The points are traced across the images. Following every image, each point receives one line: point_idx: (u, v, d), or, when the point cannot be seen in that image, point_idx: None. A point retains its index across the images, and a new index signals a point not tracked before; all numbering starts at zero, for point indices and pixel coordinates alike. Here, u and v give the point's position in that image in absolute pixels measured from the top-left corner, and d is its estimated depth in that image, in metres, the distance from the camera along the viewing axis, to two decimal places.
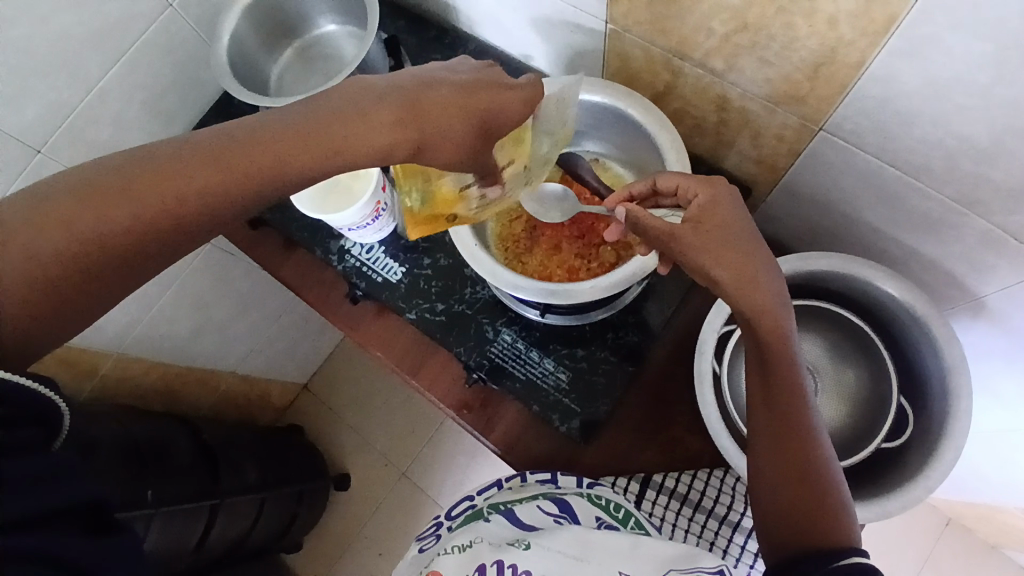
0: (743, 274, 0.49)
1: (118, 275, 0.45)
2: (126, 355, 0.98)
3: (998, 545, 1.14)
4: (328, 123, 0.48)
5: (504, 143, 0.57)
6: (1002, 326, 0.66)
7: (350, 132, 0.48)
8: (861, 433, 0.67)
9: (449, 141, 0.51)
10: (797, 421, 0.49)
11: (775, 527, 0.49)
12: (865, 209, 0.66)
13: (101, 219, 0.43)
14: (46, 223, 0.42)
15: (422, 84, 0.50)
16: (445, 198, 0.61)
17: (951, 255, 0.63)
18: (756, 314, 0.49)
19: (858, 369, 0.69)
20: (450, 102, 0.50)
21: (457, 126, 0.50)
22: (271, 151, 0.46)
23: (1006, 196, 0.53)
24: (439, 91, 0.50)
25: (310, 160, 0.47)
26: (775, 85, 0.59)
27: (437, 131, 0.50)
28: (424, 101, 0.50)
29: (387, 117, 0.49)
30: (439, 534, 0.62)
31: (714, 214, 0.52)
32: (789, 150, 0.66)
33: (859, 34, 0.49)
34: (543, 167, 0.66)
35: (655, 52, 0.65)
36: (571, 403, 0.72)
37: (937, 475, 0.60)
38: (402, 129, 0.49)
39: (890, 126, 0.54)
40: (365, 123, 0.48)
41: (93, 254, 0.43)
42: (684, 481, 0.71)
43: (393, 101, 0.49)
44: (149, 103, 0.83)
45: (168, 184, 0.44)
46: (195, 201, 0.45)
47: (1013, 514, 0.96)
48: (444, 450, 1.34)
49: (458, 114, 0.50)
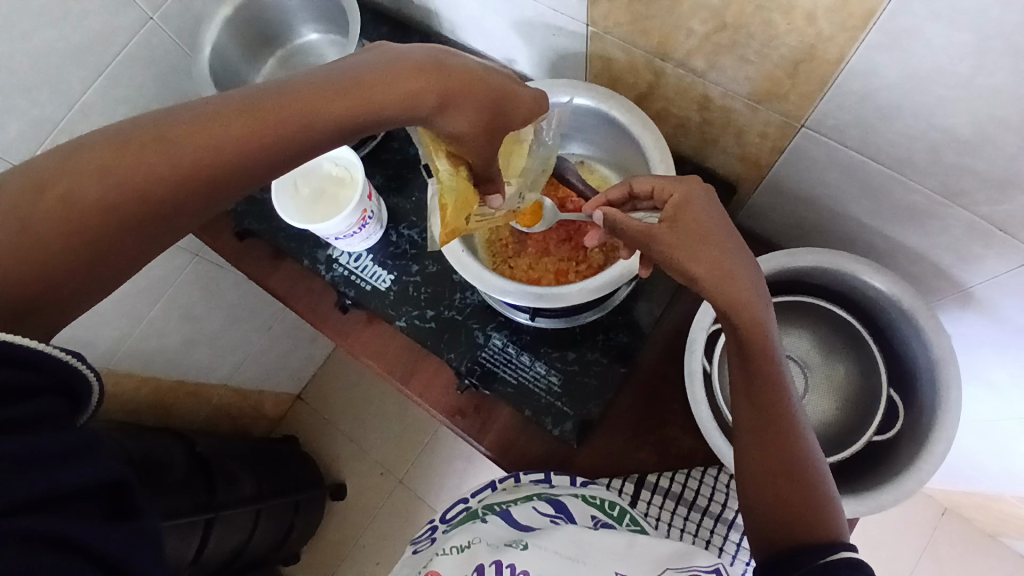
0: (721, 269, 0.49)
1: (125, 240, 0.44)
2: (118, 370, 0.97)
3: (996, 534, 1.14)
4: (343, 90, 0.47)
5: (502, 146, 0.58)
6: (992, 316, 0.65)
7: (364, 98, 0.47)
8: (853, 428, 0.67)
9: (468, 112, 0.50)
10: (780, 418, 0.49)
11: (765, 525, 0.49)
12: (849, 203, 0.66)
13: (103, 182, 0.42)
14: (56, 177, 0.42)
15: (440, 58, 0.50)
16: (463, 199, 0.58)
17: (937, 246, 0.62)
18: (736, 309, 0.48)
19: (848, 363, 0.70)
20: (470, 74, 0.50)
21: (475, 92, 0.50)
22: (283, 112, 0.46)
23: (991, 185, 0.52)
24: (460, 61, 0.51)
25: (323, 125, 0.46)
26: (756, 83, 0.59)
27: (457, 91, 0.49)
28: (448, 64, 0.50)
29: (406, 77, 0.48)
30: (434, 537, 0.62)
31: (689, 212, 0.52)
32: (772, 147, 0.66)
33: (838, 29, 0.49)
34: (533, 191, 0.65)
35: (635, 52, 0.66)
36: (563, 406, 0.72)
37: (929, 466, 0.60)
38: (421, 93, 0.49)
39: (872, 120, 0.55)
40: (384, 81, 0.48)
41: (97, 211, 0.42)
42: (679, 481, 0.71)
43: (411, 69, 0.49)
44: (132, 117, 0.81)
45: (171, 142, 0.44)
46: (196, 159, 0.44)
47: (1009, 502, 0.96)
48: (439, 454, 1.34)
49: (478, 89, 0.50)
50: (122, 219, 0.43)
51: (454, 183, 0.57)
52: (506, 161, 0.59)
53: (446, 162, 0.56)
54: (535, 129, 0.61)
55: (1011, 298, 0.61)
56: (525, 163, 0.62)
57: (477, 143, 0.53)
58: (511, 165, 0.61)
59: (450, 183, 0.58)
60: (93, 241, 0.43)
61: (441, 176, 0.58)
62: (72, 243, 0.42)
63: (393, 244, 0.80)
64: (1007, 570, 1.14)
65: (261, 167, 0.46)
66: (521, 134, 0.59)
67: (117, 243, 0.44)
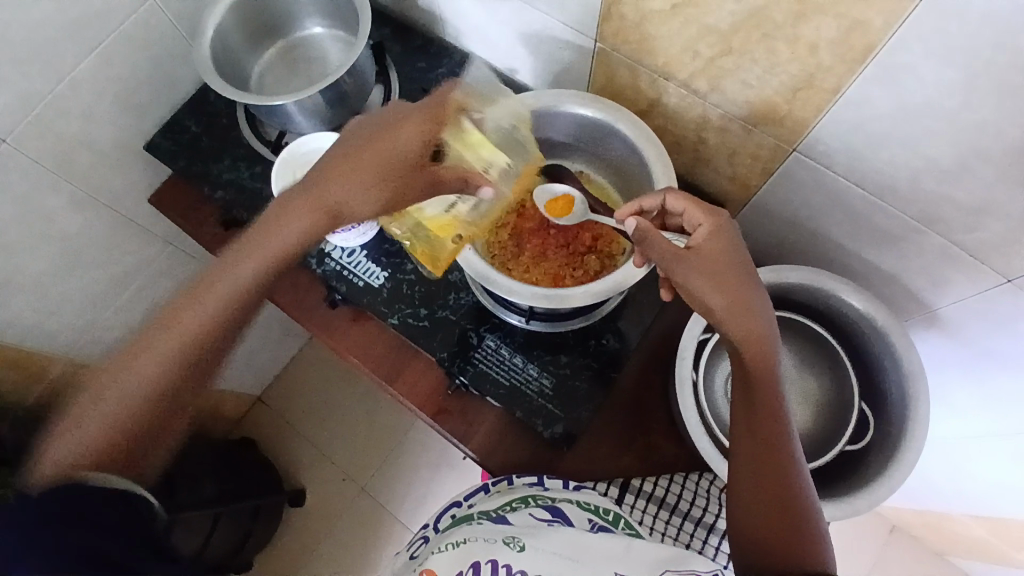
0: (737, 301, 0.53)
1: (177, 398, 0.59)
2: (80, 359, 0.91)
3: (942, 553, 1.20)
4: (257, 238, 0.59)
5: (451, 148, 0.62)
6: (956, 337, 0.71)
7: (276, 235, 0.58)
8: (826, 438, 0.71)
9: (373, 196, 0.59)
10: (778, 444, 0.52)
11: (751, 553, 0.50)
12: (831, 226, 0.70)
13: (140, 377, 0.57)
14: (105, 376, 0.58)
15: (318, 170, 0.59)
16: (443, 223, 0.68)
17: (909, 269, 0.68)
18: (744, 339, 0.53)
19: (821, 377, 0.74)
20: (342, 168, 0.58)
21: (352, 179, 0.58)
22: (227, 273, 0.59)
23: (965, 213, 0.58)
24: (325, 164, 0.59)
25: (255, 267, 0.58)
26: (754, 106, 0.63)
27: (339, 189, 0.58)
28: (321, 173, 0.58)
29: (298, 202, 0.58)
30: (426, 538, 0.64)
31: (716, 242, 0.55)
32: (762, 169, 0.70)
33: (838, 60, 0.53)
34: (519, 154, 0.67)
35: (640, 70, 0.69)
36: (554, 409, 0.73)
37: (899, 474, 0.64)
38: (312, 203, 0.58)
39: (861, 148, 0.59)
40: (279, 217, 0.58)
41: (147, 393, 0.57)
42: (662, 486, 0.73)
43: (296, 197, 0.58)
44: (122, 98, 0.77)
45: (173, 330, 0.58)
46: (197, 327, 0.58)
47: (956, 520, 1.03)
48: (407, 462, 1.32)
49: (353, 180, 0.58)
50: (160, 398, 0.58)
51: (428, 218, 0.68)
52: (470, 155, 0.63)
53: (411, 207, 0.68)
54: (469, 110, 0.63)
55: (974, 320, 0.67)
56: (488, 145, 0.64)
57: (414, 187, 0.61)
58: (481, 150, 0.63)
59: (424, 219, 0.68)
60: (155, 408, 0.58)
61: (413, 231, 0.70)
62: (142, 417, 0.58)
63: (387, 242, 0.80)
64: None
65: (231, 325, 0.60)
66: (453, 128, 0.61)
67: (174, 400, 0.59)
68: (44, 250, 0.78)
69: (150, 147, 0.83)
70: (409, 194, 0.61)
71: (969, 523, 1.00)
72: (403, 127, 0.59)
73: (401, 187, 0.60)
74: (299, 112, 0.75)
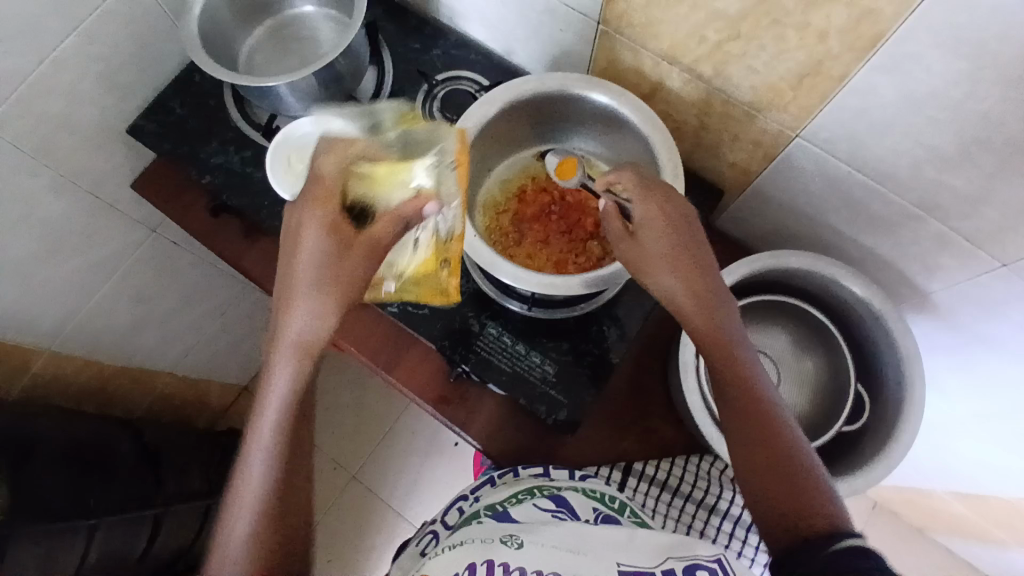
0: (685, 277, 0.54)
1: (290, 516, 0.56)
2: (63, 350, 0.88)
3: (922, 528, 1.24)
4: (287, 364, 0.55)
5: (364, 210, 0.56)
6: (947, 321, 0.73)
7: (305, 348, 0.55)
8: (824, 418, 0.73)
9: (318, 305, 0.54)
10: (759, 411, 0.53)
11: (763, 520, 0.51)
12: (829, 213, 0.71)
13: (249, 544, 0.53)
14: None
15: (294, 285, 0.55)
16: (427, 262, 0.66)
17: (905, 255, 0.69)
18: (694, 318, 0.54)
19: (816, 359, 0.77)
20: (332, 265, 0.54)
21: (348, 268, 0.55)
22: (281, 399, 0.55)
23: (963, 201, 0.59)
24: (303, 276, 0.54)
25: (302, 381, 0.56)
26: (759, 92, 0.63)
27: (336, 286, 0.54)
28: (296, 287, 0.55)
29: (309, 316, 0.55)
30: (438, 536, 0.64)
31: (659, 217, 0.56)
32: (764, 155, 0.70)
33: (846, 48, 0.54)
34: (436, 152, 0.59)
35: (643, 54, 0.68)
36: (557, 395, 0.73)
37: (895, 455, 0.66)
38: (322, 314, 0.55)
39: (864, 135, 0.60)
40: (296, 339, 0.55)
41: (262, 527, 0.54)
42: (664, 468, 0.75)
43: (305, 314, 0.55)
44: (104, 77, 0.74)
45: (259, 471, 0.55)
46: (284, 447, 0.56)
47: (937, 497, 1.07)
48: (399, 450, 1.31)
49: (351, 268, 0.55)
50: (278, 523, 0.55)
51: (415, 268, 0.66)
52: (385, 196, 0.56)
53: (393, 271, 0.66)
54: (349, 161, 0.56)
55: (965, 305, 0.69)
56: (390, 174, 0.56)
57: (352, 269, 0.55)
58: (391, 177, 0.56)
59: (412, 271, 0.67)
60: (270, 540, 0.54)
61: (401, 287, 0.69)
62: (271, 546, 0.54)
63: None
64: (929, 561, 1.24)
65: (294, 446, 0.56)
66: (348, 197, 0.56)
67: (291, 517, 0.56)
68: (25, 238, 0.75)
69: (133, 130, 0.80)
70: (352, 280, 0.55)
71: (950, 500, 1.04)
72: (333, 206, 0.55)
73: (339, 281, 0.54)
74: (291, 93, 0.73)
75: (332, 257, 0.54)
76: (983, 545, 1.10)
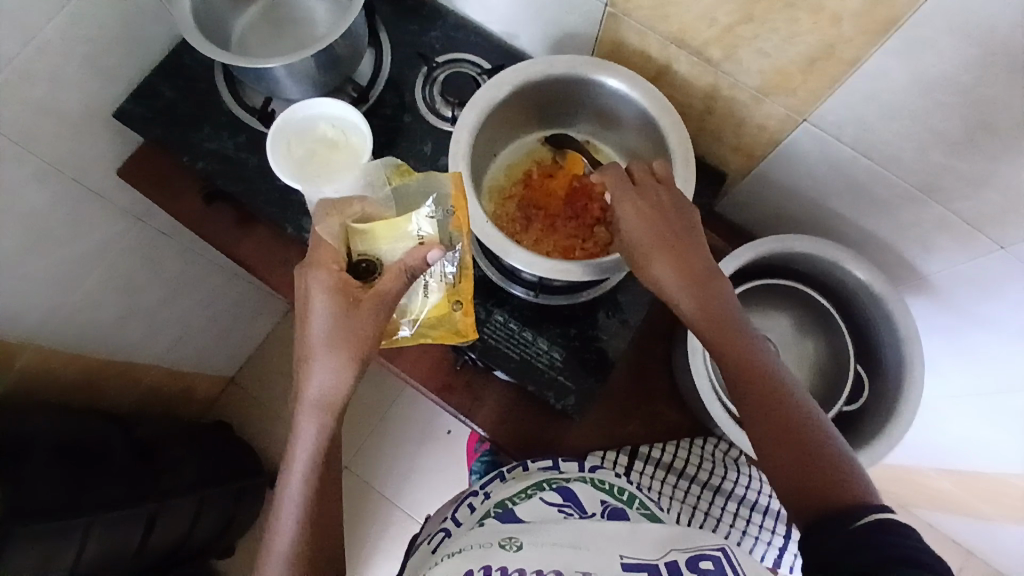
0: (676, 262, 0.57)
1: (325, 555, 0.60)
2: (48, 345, 0.85)
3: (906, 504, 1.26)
4: (311, 421, 0.57)
5: (370, 270, 0.57)
6: (942, 302, 0.74)
7: (327, 407, 0.57)
8: (825, 399, 0.75)
9: (336, 366, 0.56)
10: (765, 389, 0.54)
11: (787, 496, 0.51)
12: (832, 196, 0.72)
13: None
14: None
15: (312, 347, 0.56)
16: (440, 306, 0.63)
17: (904, 238, 0.70)
18: (687, 301, 0.57)
19: (817, 341, 0.78)
20: (344, 327, 0.55)
21: (359, 328, 0.55)
22: (307, 454, 0.58)
23: (966, 184, 0.60)
24: (318, 338, 0.56)
25: (326, 435, 0.58)
26: (768, 76, 0.63)
27: (350, 346, 0.55)
28: (312, 349, 0.56)
29: (326, 376, 0.56)
30: (447, 529, 0.64)
31: (646, 205, 0.59)
32: (769, 139, 0.71)
33: (859, 32, 0.54)
34: (433, 201, 0.58)
35: (651, 37, 0.67)
36: (565, 380, 0.73)
37: (896, 433, 0.68)
38: (338, 373, 0.56)
39: (871, 119, 0.60)
40: (316, 398, 0.57)
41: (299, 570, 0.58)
42: (670, 451, 0.75)
43: (323, 372, 0.56)
44: (91, 59, 0.70)
45: (292, 518, 0.58)
46: (314, 496, 0.58)
47: (923, 473, 1.10)
48: (392, 440, 1.30)
49: (361, 328, 0.55)
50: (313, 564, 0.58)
51: (428, 313, 0.63)
52: (389, 253, 0.57)
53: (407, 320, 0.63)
54: (348, 224, 0.57)
55: (961, 286, 0.71)
56: (389, 229, 0.56)
57: (362, 326, 0.55)
58: (392, 233, 0.56)
59: (426, 317, 0.63)
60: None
61: (417, 335, 0.66)
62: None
63: None
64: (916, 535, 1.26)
65: (325, 494, 0.59)
66: (353, 258, 0.57)
67: (326, 555, 0.60)
68: (10, 229, 0.72)
69: (121, 114, 0.76)
70: (363, 339, 0.55)
71: (937, 475, 1.07)
72: (336, 269, 0.56)
73: (351, 341, 0.55)
74: (288, 75, 0.70)
75: (343, 317, 0.55)
76: (965, 517, 1.14)
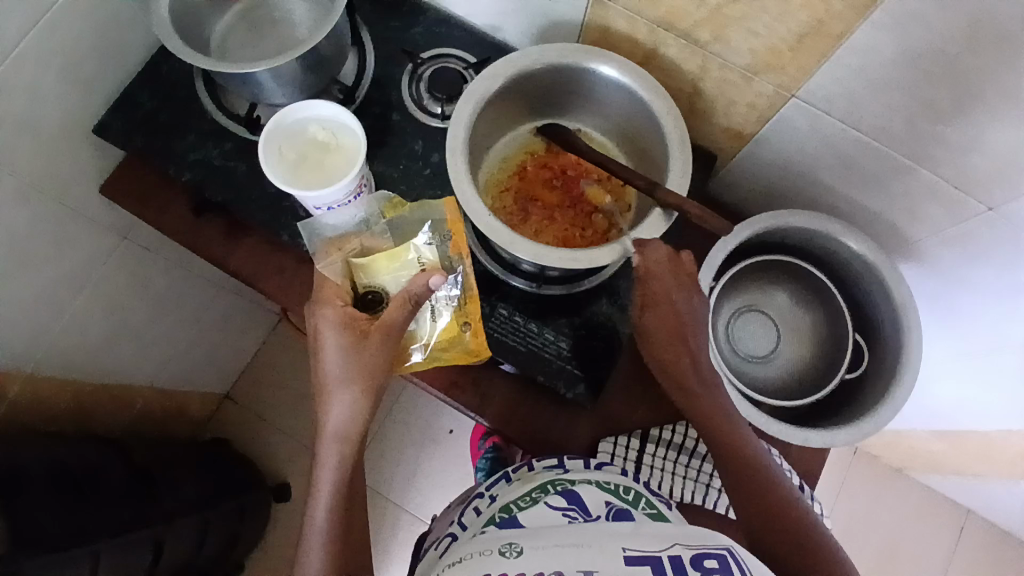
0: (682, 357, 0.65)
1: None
2: (37, 374, 0.82)
3: (901, 468, 1.29)
4: (332, 450, 0.61)
5: (376, 296, 0.65)
6: (933, 268, 0.76)
7: (347, 433, 0.61)
8: (828, 369, 0.77)
9: (351, 396, 0.61)
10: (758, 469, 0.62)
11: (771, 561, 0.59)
12: (822, 170, 0.73)
13: None
14: None
15: (329, 381, 0.61)
16: (449, 327, 0.68)
17: (894, 207, 0.72)
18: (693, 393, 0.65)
19: (814, 314, 0.80)
20: (356, 357, 0.60)
21: (369, 355, 0.60)
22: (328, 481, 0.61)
23: (954, 150, 0.62)
24: (334, 371, 0.61)
25: (346, 460, 0.61)
26: (759, 55, 0.64)
27: (364, 373, 0.60)
28: (328, 381, 0.61)
29: (342, 404, 0.61)
30: (455, 533, 0.63)
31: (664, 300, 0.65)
32: (759, 117, 0.71)
33: (848, 6, 0.55)
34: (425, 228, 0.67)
35: (639, 21, 0.68)
36: (574, 369, 0.73)
37: (902, 393, 0.69)
38: (354, 400, 0.61)
39: (860, 92, 0.62)
40: (336, 428, 0.61)
41: None
42: (680, 432, 0.76)
43: (340, 401, 0.61)
44: (67, 73, 0.68)
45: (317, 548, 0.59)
46: (338, 523, 0.60)
47: (918, 435, 1.13)
48: (392, 443, 1.29)
49: (371, 355, 0.60)
50: None
51: (438, 337, 0.68)
52: (392, 279, 0.64)
53: (417, 345, 0.68)
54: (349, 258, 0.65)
55: (951, 251, 0.73)
56: (388, 256, 0.64)
57: (372, 355, 0.61)
58: (393, 260, 0.64)
59: (436, 341, 0.68)
60: None
61: (432, 360, 0.70)
62: None
63: None
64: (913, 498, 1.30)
65: (349, 521, 0.61)
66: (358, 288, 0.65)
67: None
68: None
69: (100, 129, 0.74)
70: (375, 367, 0.61)
71: (931, 436, 1.10)
72: (343, 304, 0.62)
73: (364, 370, 0.60)
74: (274, 80, 0.69)
75: (352, 349, 0.60)
76: (959, 476, 1.17)
